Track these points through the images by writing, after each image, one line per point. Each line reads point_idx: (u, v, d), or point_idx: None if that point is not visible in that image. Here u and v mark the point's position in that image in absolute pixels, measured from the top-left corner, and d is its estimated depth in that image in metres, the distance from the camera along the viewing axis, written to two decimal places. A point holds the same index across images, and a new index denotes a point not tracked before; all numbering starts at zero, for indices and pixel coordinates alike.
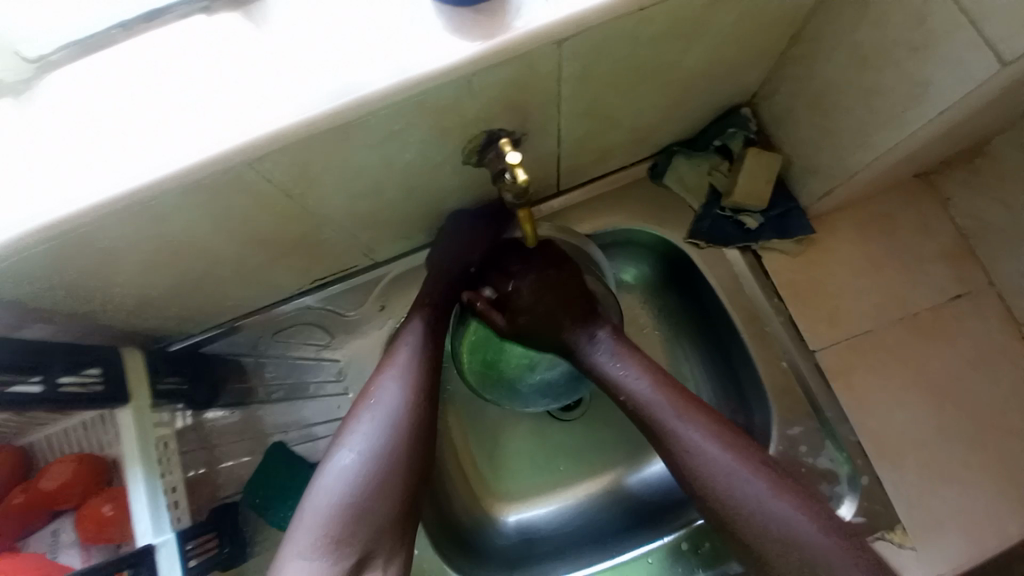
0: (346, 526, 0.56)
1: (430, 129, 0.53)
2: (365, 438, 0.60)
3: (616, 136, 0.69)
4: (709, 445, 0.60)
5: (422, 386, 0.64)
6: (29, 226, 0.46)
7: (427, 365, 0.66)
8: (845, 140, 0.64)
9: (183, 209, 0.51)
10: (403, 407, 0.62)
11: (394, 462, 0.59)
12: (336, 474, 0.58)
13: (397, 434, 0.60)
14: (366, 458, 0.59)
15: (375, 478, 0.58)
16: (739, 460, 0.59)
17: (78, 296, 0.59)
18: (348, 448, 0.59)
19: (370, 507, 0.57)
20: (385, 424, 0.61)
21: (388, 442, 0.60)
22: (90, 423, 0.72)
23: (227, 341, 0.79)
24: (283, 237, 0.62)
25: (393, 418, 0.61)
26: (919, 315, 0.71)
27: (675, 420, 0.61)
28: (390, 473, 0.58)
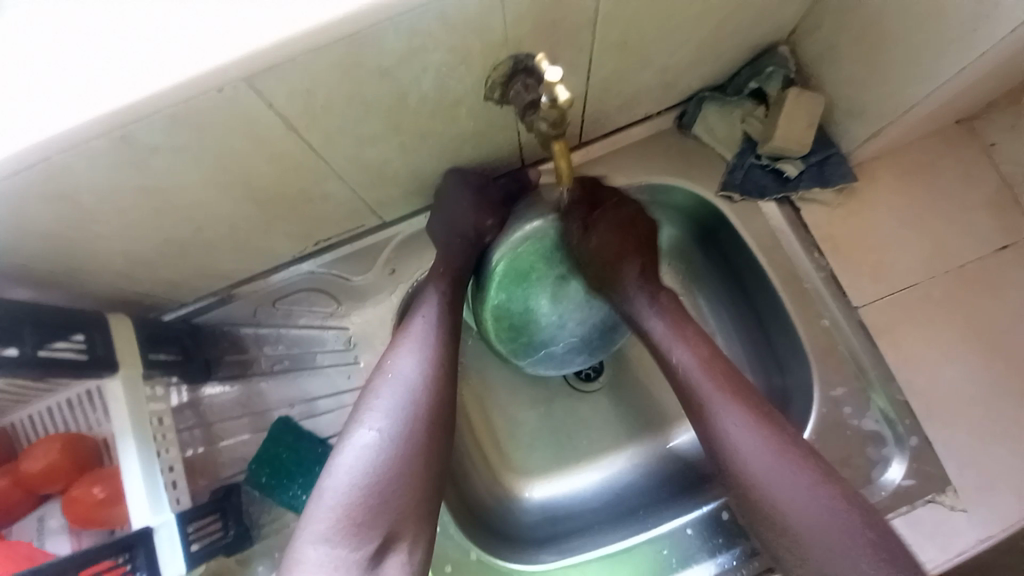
0: (367, 510, 0.50)
1: (451, 52, 0.47)
2: (385, 416, 0.54)
3: (646, 77, 0.63)
4: (759, 454, 0.56)
5: (442, 359, 0.59)
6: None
7: (443, 341, 0.60)
8: (899, 75, 0.59)
9: (171, 144, 0.44)
10: (422, 383, 0.56)
11: (417, 441, 0.53)
12: (354, 455, 0.52)
13: (418, 411, 0.55)
14: (386, 437, 0.53)
15: (399, 455, 0.52)
16: (785, 454, 0.56)
17: (49, 253, 0.52)
18: (368, 424, 0.54)
19: (393, 489, 0.51)
20: (405, 401, 0.55)
21: (410, 419, 0.54)
22: (77, 400, 0.65)
23: (221, 311, 0.72)
24: (283, 188, 0.56)
25: (415, 392, 0.56)
26: (966, 267, 0.67)
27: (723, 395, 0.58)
28: (413, 454, 0.53)
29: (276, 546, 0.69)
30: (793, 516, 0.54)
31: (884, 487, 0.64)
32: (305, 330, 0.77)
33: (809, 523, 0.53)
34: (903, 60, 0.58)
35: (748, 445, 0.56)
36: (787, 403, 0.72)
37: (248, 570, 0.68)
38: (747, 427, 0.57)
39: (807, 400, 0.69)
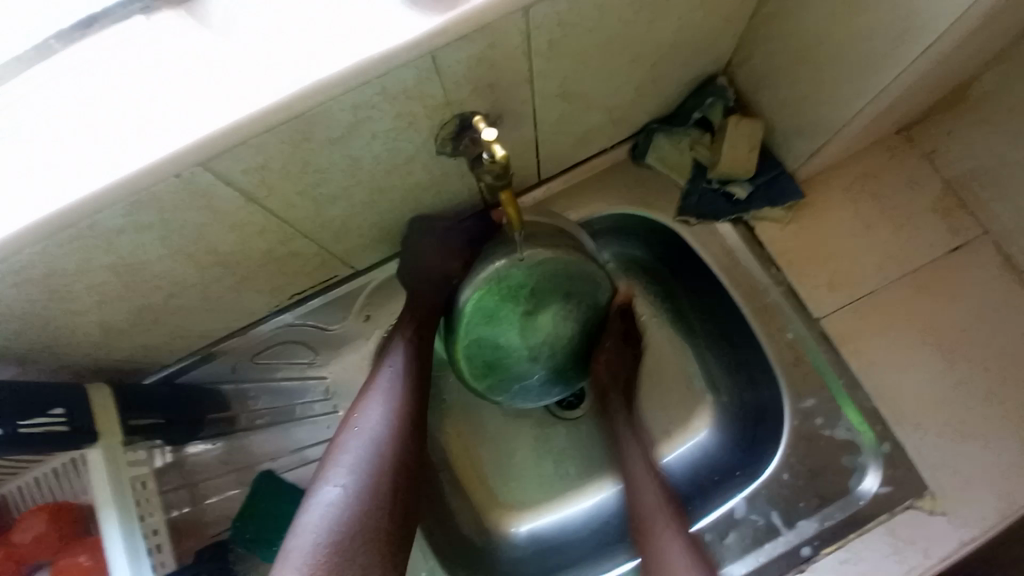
0: (330, 570, 0.50)
1: (397, 117, 0.50)
2: (351, 470, 0.55)
3: (592, 117, 0.67)
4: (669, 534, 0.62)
5: (407, 409, 0.61)
6: None
7: (408, 391, 0.62)
8: (827, 98, 0.62)
9: (137, 224, 0.47)
10: (388, 435, 0.58)
11: (382, 492, 0.55)
12: (319, 511, 0.53)
13: (384, 461, 0.56)
14: (351, 492, 0.54)
15: (365, 508, 0.54)
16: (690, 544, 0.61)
17: (23, 333, 0.54)
18: (333, 479, 0.55)
19: (358, 543, 0.52)
20: (371, 452, 0.57)
21: (376, 469, 0.56)
22: (62, 470, 0.67)
23: (202, 369, 0.74)
24: (249, 251, 0.58)
25: (381, 443, 0.57)
26: (919, 272, 0.70)
27: (654, 506, 0.65)
28: (376, 509, 0.54)
29: None
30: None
31: (862, 496, 0.64)
32: (285, 382, 0.79)
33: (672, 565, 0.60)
34: (827, 84, 0.61)
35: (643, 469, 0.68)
36: (762, 418, 0.73)
37: None
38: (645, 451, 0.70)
39: (779, 414, 0.70)
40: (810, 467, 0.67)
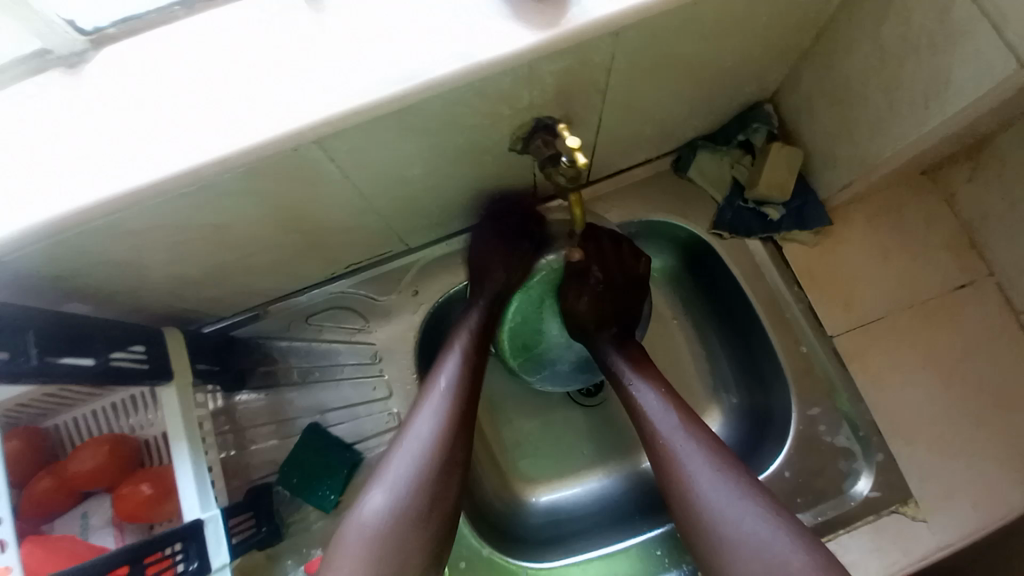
0: (409, 497, 0.58)
1: (485, 115, 0.55)
2: (428, 427, 0.62)
3: (647, 129, 0.72)
4: (722, 489, 0.60)
5: (475, 379, 0.67)
6: (89, 202, 0.47)
7: (477, 364, 0.68)
8: (865, 135, 0.68)
9: (244, 187, 0.52)
10: (457, 399, 0.64)
11: (454, 438, 0.62)
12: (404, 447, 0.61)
13: (457, 412, 0.63)
14: (425, 449, 0.60)
15: (440, 449, 0.61)
16: (750, 492, 0.60)
17: (118, 277, 0.59)
18: (417, 422, 0.62)
19: (429, 479, 0.59)
20: (446, 404, 0.63)
21: (450, 418, 0.63)
22: (122, 404, 0.73)
23: (254, 326, 0.81)
24: (328, 222, 0.64)
25: (456, 396, 0.64)
26: (927, 302, 0.76)
27: (688, 453, 0.63)
28: (449, 451, 0.61)
29: (303, 544, 0.74)
30: (738, 540, 0.57)
31: (853, 497, 0.72)
32: (332, 344, 0.82)
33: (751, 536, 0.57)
34: (867, 123, 0.67)
35: (692, 458, 0.63)
36: (769, 421, 0.79)
37: (278, 563, 0.73)
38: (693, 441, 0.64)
39: (786, 418, 0.76)
40: (810, 469, 0.73)
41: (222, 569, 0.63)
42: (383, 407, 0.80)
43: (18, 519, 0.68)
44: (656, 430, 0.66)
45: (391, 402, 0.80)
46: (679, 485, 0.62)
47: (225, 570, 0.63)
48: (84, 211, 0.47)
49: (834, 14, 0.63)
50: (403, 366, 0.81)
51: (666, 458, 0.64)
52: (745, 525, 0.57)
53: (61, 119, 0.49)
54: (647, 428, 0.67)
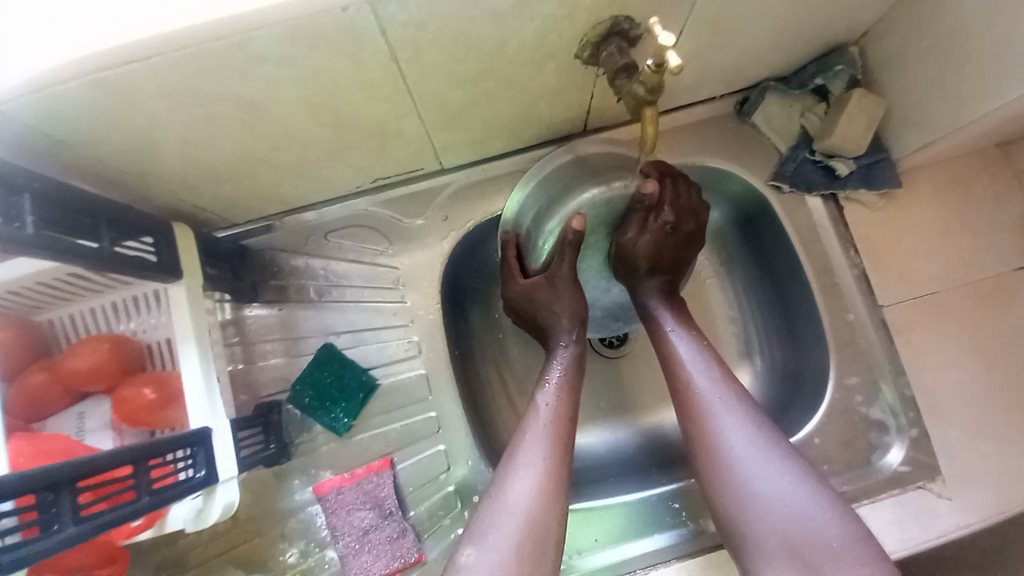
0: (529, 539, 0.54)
1: (562, 4, 0.48)
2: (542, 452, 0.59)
3: (722, 59, 0.65)
4: (752, 446, 0.57)
5: (574, 397, 0.65)
6: (107, 47, 0.40)
7: (574, 383, 0.66)
8: (961, 88, 0.61)
9: (281, 56, 0.45)
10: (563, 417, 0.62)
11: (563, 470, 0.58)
12: (523, 480, 0.57)
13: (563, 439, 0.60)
14: (543, 472, 0.57)
15: (552, 482, 0.57)
16: (783, 452, 0.57)
17: (127, 154, 0.52)
18: (529, 453, 0.59)
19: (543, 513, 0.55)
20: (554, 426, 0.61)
21: (560, 446, 0.60)
22: (122, 305, 0.67)
23: (266, 238, 0.74)
24: (366, 120, 0.57)
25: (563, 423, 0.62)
26: (987, 281, 0.72)
27: (719, 407, 0.60)
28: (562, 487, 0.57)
29: (312, 465, 0.72)
30: (764, 497, 0.55)
31: (881, 470, 0.71)
32: (349, 266, 0.76)
33: (780, 519, 0.54)
34: (964, 74, 0.60)
35: (733, 427, 0.59)
36: (800, 388, 0.77)
37: (284, 482, 0.71)
38: (736, 410, 0.60)
39: (821, 385, 0.74)
40: (840, 438, 0.72)
41: (230, 480, 0.59)
42: (402, 335, 0.75)
43: (7, 414, 0.63)
44: (687, 379, 0.63)
45: (411, 330, 0.75)
46: (707, 438, 0.59)
47: (232, 481, 0.60)
48: (100, 56, 0.40)
49: None
50: (427, 295, 0.76)
51: (697, 409, 0.61)
52: (773, 484, 0.55)
53: None
54: (678, 376, 0.64)
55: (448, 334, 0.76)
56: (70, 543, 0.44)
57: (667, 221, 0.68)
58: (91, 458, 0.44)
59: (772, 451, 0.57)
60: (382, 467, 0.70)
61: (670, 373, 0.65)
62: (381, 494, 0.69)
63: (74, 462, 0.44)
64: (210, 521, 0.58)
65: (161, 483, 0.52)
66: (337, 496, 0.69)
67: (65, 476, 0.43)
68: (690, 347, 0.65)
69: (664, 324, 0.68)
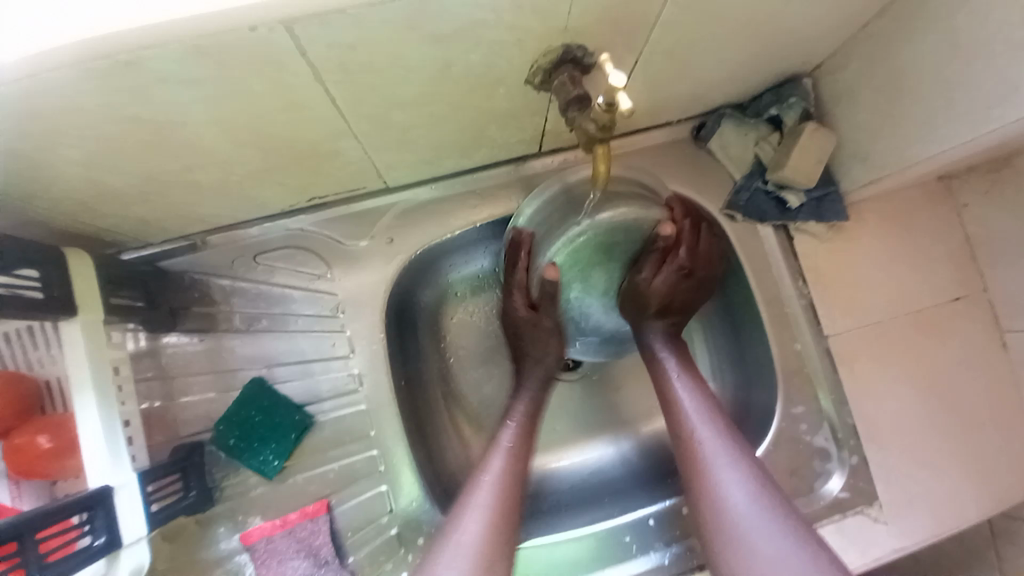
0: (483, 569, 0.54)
1: (511, 31, 0.44)
2: (493, 486, 0.60)
3: (680, 86, 0.63)
4: (746, 491, 0.58)
5: (530, 435, 0.66)
6: None
7: (530, 428, 0.66)
8: (910, 129, 0.62)
9: (187, 77, 0.39)
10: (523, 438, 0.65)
11: (515, 501, 0.59)
12: (474, 510, 0.57)
13: (506, 483, 0.60)
14: (490, 508, 0.58)
15: (509, 514, 0.58)
16: (773, 495, 0.58)
17: (3, 178, 0.45)
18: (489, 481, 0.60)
19: (497, 537, 0.56)
20: (504, 471, 0.61)
21: (507, 486, 0.60)
22: (13, 337, 0.58)
23: (188, 259, 0.67)
24: (296, 143, 0.51)
25: (516, 469, 0.61)
26: (924, 312, 0.74)
27: (716, 454, 0.61)
28: (511, 515, 0.58)
29: (242, 510, 0.66)
30: (752, 537, 0.56)
31: (822, 497, 0.72)
32: (283, 290, 0.70)
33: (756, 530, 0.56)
34: (913, 115, 0.61)
35: (711, 436, 0.62)
36: (749, 415, 0.78)
37: (208, 530, 0.65)
38: (716, 422, 0.63)
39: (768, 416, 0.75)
40: (785, 467, 0.73)
41: (138, 540, 0.54)
42: (342, 367, 0.70)
43: None
44: (687, 425, 0.64)
45: (352, 362, 0.70)
46: (704, 485, 0.60)
47: (140, 542, 0.54)
48: None
49: None
50: (371, 322, 0.71)
51: (680, 422, 0.64)
52: (763, 526, 0.56)
53: None
54: (680, 424, 0.64)
55: (392, 360, 0.72)
56: None
57: (681, 260, 0.71)
58: None
59: (769, 498, 0.58)
60: (317, 512, 0.65)
61: (661, 391, 0.68)
62: (316, 542, 0.64)
63: None
64: None
65: (60, 554, 0.46)
66: (267, 545, 0.64)
67: None
68: (676, 365, 0.69)
69: (655, 348, 0.71)
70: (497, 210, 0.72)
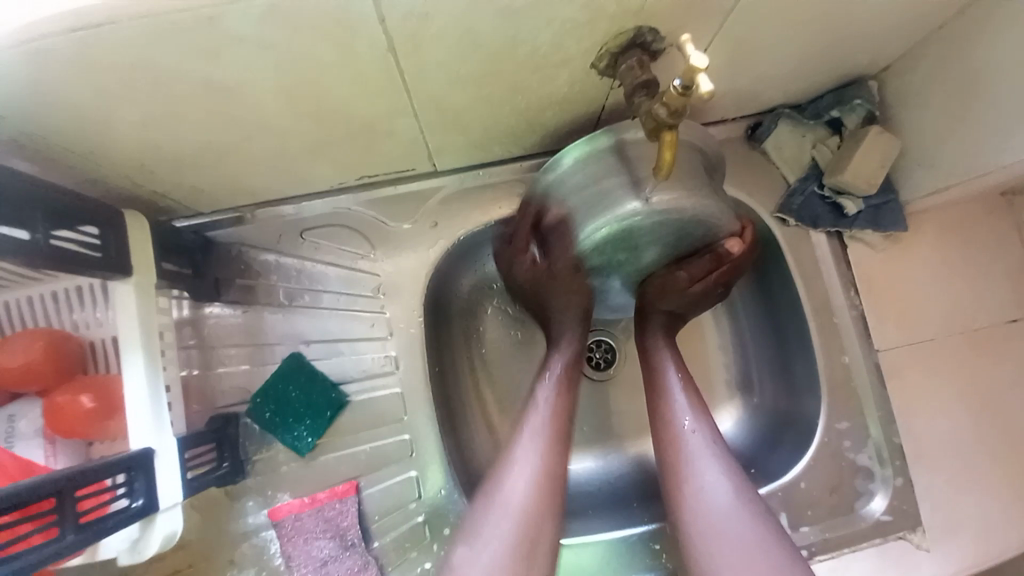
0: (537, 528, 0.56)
1: (586, 7, 0.43)
2: (534, 450, 0.59)
3: (741, 80, 0.61)
4: (724, 500, 0.58)
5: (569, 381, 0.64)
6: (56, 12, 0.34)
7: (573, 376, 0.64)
8: (984, 136, 0.59)
9: (263, 37, 0.39)
10: (558, 417, 0.61)
11: (559, 465, 0.59)
12: (520, 473, 0.58)
13: (547, 438, 0.60)
14: (538, 467, 0.58)
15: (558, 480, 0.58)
16: (749, 509, 0.58)
17: (74, 133, 0.45)
18: (525, 445, 0.59)
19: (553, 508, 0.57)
20: (543, 428, 0.60)
21: (551, 442, 0.60)
22: (64, 297, 0.59)
23: (234, 231, 0.67)
24: (353, 116, 0.51)
25: (552, 426, 0.60)
26: (981, 331, 0.71)
27: (698, 461, 0.61)
28: (556, 481, 0.58)
29: (268, 487, 0.66)
30: (716, 544, 0.57)
31: (865, 518, 0.69)
32: (324, 268, 0.70)
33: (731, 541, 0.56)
34: (989, 122, 0.58)
35: (699, 442, 0.62)
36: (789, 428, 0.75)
37: (237, 503, 0.65)
38: (703, 432, 0.62)
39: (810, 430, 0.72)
40: (826, 484, 0.70)
41: (174, 507, 0.53)
42: (378, 348, 0.70)
43: None
44: (676, 424, 0.63)
45: (388, 344, 0.70)
46: (683, 487, 0.60)
47: (177, 508, 0.54)
48: (45, 22, 0.34)
49: None
50: (410, 306, 0.70)
51: (668, 422, 0.63)
52: (731, 535, 0.56)
53: None
54: (665, 422, 0.64)
55: (428, 347, 0.70)
56: None
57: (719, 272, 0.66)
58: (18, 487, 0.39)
59: (745, 511, 0.58)
60: (346, 493, 0.65)
61: (652, 388, 0.67)
62: (343, 523, 0.63)
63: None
64: (148, 552, 0.52)
65: (93, 515, 0.46)
66: (295, 522, 0.63)
67: None
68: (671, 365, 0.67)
69: (650, 342, 0.69)
70: None
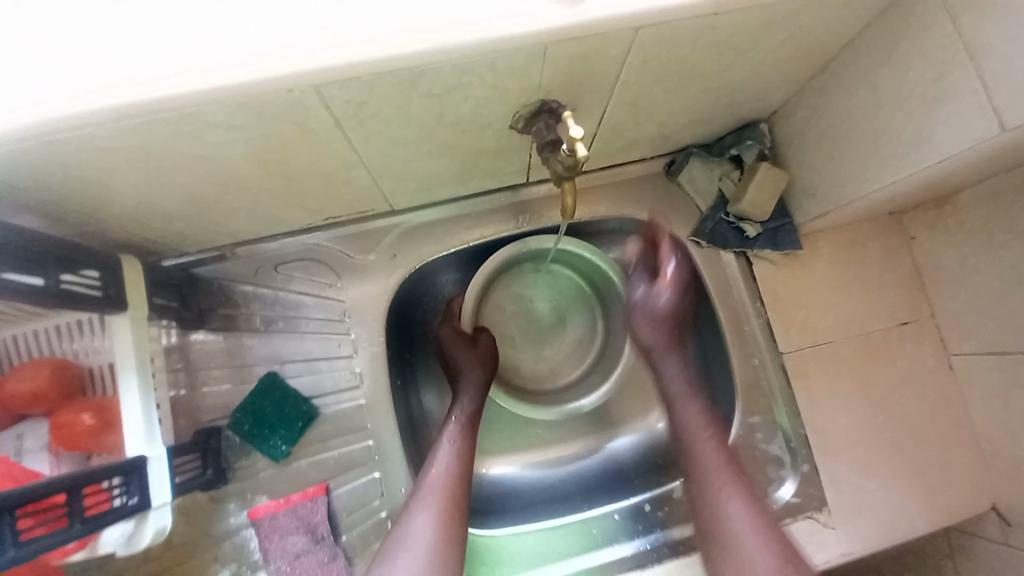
0: (451, 540, 0.62)
1: (492, 89, 0.54)
2: (438, 476, 0.67)
3: (645, 129, 0.72)
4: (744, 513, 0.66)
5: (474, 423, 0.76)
6: (56, 115, 0.43)
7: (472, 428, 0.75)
8: (849, 171, 0.70)
9: (233, 123, 0.49)
10: (462, 457, 0.70)
11: (461, 486, 0.67)
12: (426, 495, 0.65)
13: (450, 470, 0.68)
14: (441, 493, 0.66)
15: (457, 495, 0.66)
16: (755, 504, 0.67)
17: (81, 198, 0.55)
18: (432, 473, 0.68)
19: (455, 521, 0.64)
20: (446, 463, 0.69)
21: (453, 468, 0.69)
22: (66, 329, 0.68)
23: (218, 266, 0.77)
24: (314, 174, 0.62)
25: (454, 459, 0.70)
26: (875, 334, 0.82)
27: (729, 489, 0.68)
28: (458, 500, 0.66)
29: (249, 491, 0.75)
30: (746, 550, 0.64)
31: (777, 501, 0.79)
32: (296, 296, 0.79)
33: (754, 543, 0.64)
34: (852, 159, 0.69)
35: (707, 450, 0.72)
36: None
37: (220, 507, 0.73)
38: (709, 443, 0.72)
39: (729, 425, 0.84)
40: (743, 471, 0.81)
41: (163, 506, 0.63)
42: (346, 365, 0.79)
43: None
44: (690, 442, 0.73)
45: (355, 361, 0.80)
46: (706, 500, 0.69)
47: (165, 507, 0.63)
48: (50, 121, 0.43)
49: (839, 50, 0.64)
50: (373, 328, 0.80)
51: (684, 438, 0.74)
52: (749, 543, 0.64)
53: (50, 25, 0.46)
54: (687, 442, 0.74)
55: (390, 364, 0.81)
56: (10, 563, 0.48)
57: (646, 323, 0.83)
58: (35, 486, 0.49)
59: (755, 518, 0.65)
60: (316, 494, 0.73)
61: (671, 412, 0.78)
62: (314, 519, 0.72)
63: (17, 493, 0.47)
64: (141, 545, 0.62)
65: (97, 510, 0.55)
66: (271, 521, 0.72)
67: (3, 502, 0.46)
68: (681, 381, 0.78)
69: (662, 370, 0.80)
70: (487, 232, 0.82)
